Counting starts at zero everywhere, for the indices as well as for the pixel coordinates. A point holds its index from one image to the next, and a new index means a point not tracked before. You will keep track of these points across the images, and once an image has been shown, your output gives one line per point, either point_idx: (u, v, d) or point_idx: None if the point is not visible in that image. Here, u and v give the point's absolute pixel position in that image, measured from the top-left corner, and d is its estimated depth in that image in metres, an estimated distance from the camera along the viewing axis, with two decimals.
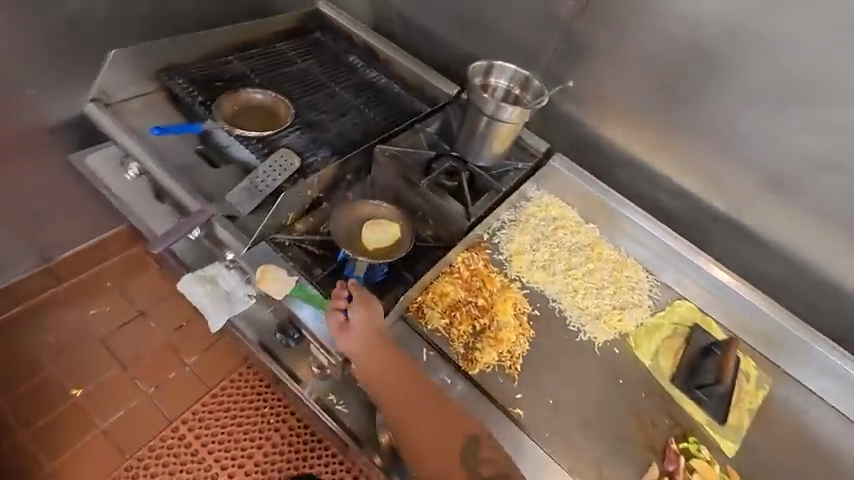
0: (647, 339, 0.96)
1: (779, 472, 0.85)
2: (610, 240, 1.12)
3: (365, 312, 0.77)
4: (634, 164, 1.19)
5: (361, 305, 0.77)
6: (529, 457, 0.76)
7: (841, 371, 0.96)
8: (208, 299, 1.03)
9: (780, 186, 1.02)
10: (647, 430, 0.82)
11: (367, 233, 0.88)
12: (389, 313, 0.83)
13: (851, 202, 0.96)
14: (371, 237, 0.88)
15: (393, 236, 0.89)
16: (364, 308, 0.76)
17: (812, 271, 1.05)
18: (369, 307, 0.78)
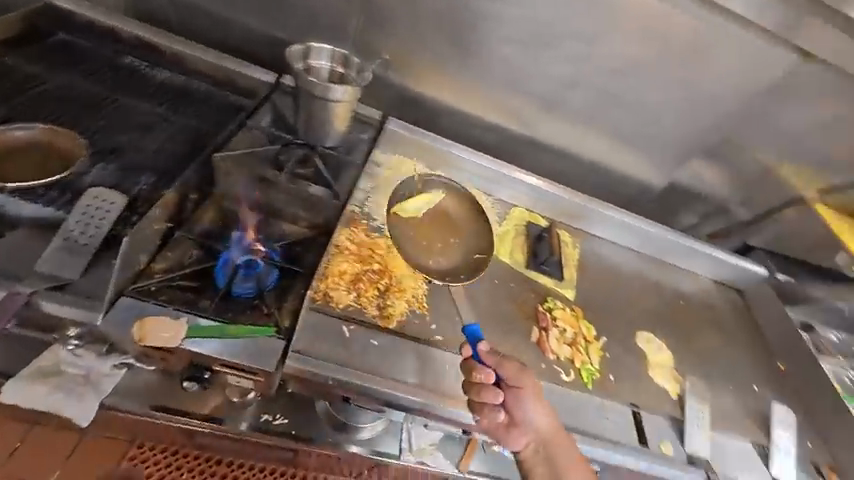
0: (503, 245, 1.24)
1: (600, 295, 1.25)
2: (455, 179, 1.34)
3: (521, 398, 0.83)
4: (453, 112, 1.39)
5: (519, 399, 0.83)
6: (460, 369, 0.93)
7: (612, 218, 1.42)
8: (57, 398, 0.82)
9: (549, 104, 1.39)
10: (523, 307, 1.11)
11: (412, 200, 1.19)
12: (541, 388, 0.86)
13: (587, 105, 1.40)
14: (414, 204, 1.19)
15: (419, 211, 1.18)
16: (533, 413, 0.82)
17: (582, 159, 1.49)
18: (531, 399, 0.83)
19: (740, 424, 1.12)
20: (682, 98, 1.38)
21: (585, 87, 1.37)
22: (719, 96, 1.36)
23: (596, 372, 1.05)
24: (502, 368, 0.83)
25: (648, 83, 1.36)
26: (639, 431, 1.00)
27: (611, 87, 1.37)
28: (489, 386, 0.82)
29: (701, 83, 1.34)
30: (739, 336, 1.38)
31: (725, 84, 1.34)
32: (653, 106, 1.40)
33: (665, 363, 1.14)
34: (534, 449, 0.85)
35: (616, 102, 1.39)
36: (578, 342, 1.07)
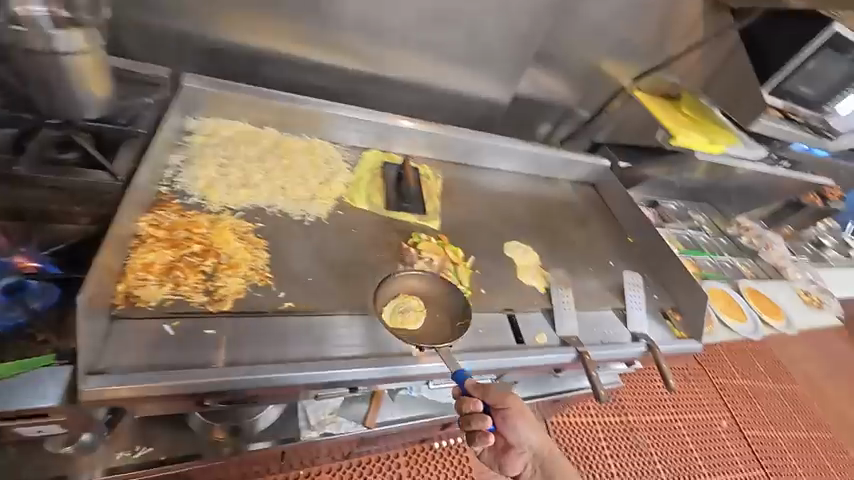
0: (358, 192, 1.16)
1: (465, 218, 1.26)
2: (292, 133, 1.21)
3: (513, 424, 0.88)
4: (268, 57, 1.28)
5: (510, 425, 0.88)
6: (321, 331, 0.86)
7: (474, 142, 1.40)
8: None
9: (370, 31, 1.32)
10: (387, 248, 1.06)
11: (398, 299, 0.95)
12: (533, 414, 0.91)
13: (410, 27, 1.35)
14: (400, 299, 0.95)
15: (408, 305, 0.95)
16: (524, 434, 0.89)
17: (421, 86, 1.47)
18: (523, 425, 0.88)
19: (601, 297, 1.26)
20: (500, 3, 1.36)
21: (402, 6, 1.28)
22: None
23: (467, 291, 1.06)
24: (488, 397, 0.85)
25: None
26: (514, 331, 1.05)
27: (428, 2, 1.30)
28: (478, 413, 0.80)
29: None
30: (595, 223, 1.53)
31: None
32: (475, 16, 1.37)
33: (532, 264, 1.21)
34: (526, 458, 1.01)
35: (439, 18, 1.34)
36: (445, 268, 1.06)
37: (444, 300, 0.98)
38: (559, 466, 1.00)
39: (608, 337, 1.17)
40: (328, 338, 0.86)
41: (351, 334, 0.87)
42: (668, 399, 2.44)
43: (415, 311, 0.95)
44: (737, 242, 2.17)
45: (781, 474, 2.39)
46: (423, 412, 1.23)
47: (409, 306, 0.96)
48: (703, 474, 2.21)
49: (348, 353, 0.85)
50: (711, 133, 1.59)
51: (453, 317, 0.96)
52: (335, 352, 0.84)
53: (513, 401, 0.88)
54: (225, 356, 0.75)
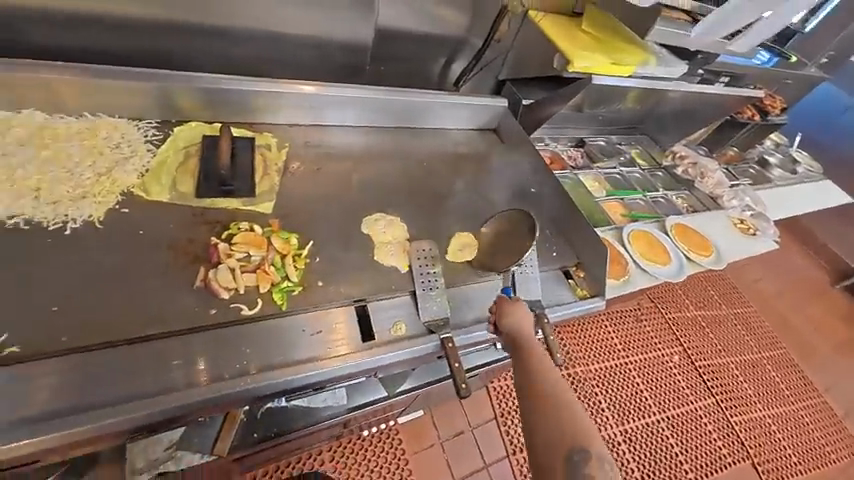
0: (157, 180, 0.92)
1: (312, 193, 1.04)
2: (64, 114, 0.94)
3: (506, 314, 0.89)
4: (31, 19, 1.01)
5: (501, 315, 0.89)
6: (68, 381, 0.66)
7: (327, 97, 1.15)
8: None
9: None
10: (187, 248, 0.84)
11: (452, 243, 1.08)
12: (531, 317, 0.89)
13: None
14: (454, 244, 1.08)
15: (458, 242, 1.08)
16: (506, 318, 0.88)
17: (252, 33, 1.20)
18: (512, 315, 0.88)
19: (484, 265, 1.08)
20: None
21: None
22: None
23: (296, 286, 0.85)
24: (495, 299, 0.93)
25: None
26: (360, 327, 0.86)
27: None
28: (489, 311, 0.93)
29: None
30: (490, 176, 1.32)
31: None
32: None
33: (393, 239, 1.01)
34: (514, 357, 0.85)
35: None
36: (264, 264, 0.85)
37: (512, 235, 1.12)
38: (542, 365, 0.80)
39: (489, 313, 0.99)
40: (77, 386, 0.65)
41: (286, 338, 0.79)
42: (618, 343, 2.38)
43: (470, 246, 1.09)
44: (673, 173, 1.99)
45: (731, 398, 2.39)
46: (299, 423, 1.07)
47: (464, 243, 1.09)
48: (654, 412, 2.19)
49: (263, 363, 0.76)
50: (615, 52, 1.35)
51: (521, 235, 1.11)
52: (219, 369, 0.73)
53: (509, 304, 0.90)
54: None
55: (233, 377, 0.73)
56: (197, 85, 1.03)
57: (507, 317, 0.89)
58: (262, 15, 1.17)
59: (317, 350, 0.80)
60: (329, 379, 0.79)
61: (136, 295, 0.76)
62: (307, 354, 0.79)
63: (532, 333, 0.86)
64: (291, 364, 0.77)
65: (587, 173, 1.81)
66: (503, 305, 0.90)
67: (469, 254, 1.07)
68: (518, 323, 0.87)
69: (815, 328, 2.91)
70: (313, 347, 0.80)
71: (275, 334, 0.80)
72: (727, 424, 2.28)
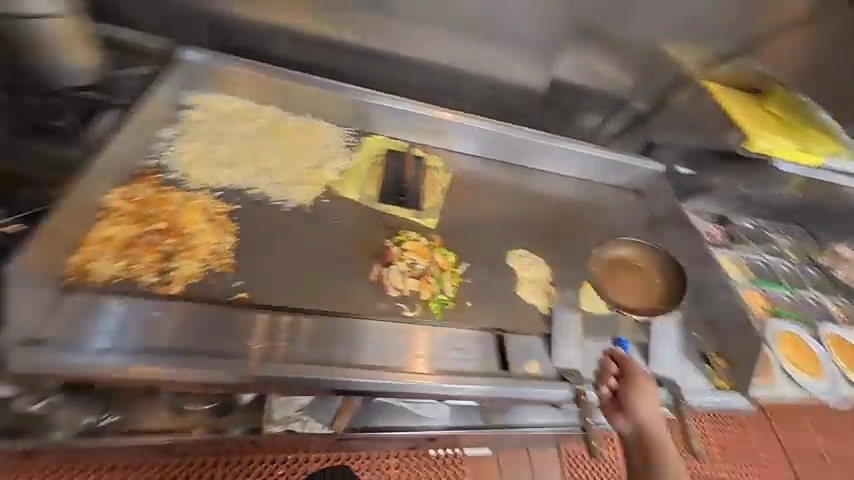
0: (351, 180, 1.08)
1: (470, 218, 1.12)
2: (292, 112, 1.15)
3: (642, 392, 0.84)
4: (275, 32, 1.16)
5: (636, 390, 0.84)
6: (269, 336, 0.77)
7: (497, 134, 1.22)
8: None
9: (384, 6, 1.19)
10: (367, 244, 0.96)
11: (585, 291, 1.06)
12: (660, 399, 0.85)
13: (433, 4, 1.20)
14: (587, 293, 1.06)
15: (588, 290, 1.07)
16: (644, 399, 0.83)
17: (440, 68, 1.29)
18: (648, 395, 0.84)
19: (621, 327, 1.05)
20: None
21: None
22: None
23: (450, 301, 0.92)
24: (628, 366, 0.88)
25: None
26: (497, 355, 0.90)
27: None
28: (610, 372, 0.88)
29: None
30: (634, 237, 1.28)
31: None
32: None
33: (536, 279, 1.04)
34: (631, 432, 0.83)
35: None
36: (427, 274, 0.93)
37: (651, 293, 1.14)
38: (668, 457, 0.80)
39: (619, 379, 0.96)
40: (274, 339, 0.77)
41: (374, 341, 0.82)
42: None
43: (602, 298, 1.08)
44: (830, 276, 1.74)
45: None
46: (400, 426, 1.12)
47: (597, 294, 1.07)
48: None
49: (349, 359, 0.78)
50: (801, 137, 1.29)
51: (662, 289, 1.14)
52: (313, 352, 0.78)
53: (646, 383, 0.85)
54: (168, 340, 0.72)
55: (319, 364, 0.75)
56: (394, 106, 1.18)
57: (639, 395, 0.84)
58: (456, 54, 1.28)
59: (398, 361, 0.82)
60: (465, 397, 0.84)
61: (327, 274, 0.89)
62: (389, 362, 0.81)
63: (658, 418, 0.84)
64: (372, 367, 0.79)
65: (733, 256, 1.60)
66: (635, 378, 0.86)
67: (605, 306, 1.06)
68: (650, 406, 0.83)
69: None
70: (394, 358, 0.82)
71: (425, 343, 0.86)
72: None
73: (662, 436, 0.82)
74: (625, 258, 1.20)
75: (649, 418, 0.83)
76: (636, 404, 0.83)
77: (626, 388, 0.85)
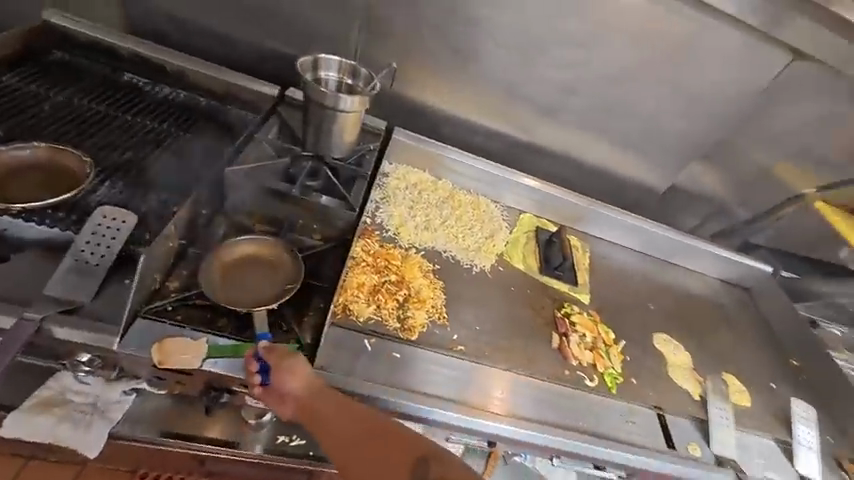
0: (516, 251, 1.24)
1: (613, 298, 1.25)
2: (462, 187, 1.35)
3: (279, 373, 0.70)
4: (454, 121, 1.39)
5: (275, 371, 0.71)
6: (472, 377, 0.90)
7: (627, 223, 1.42)
8: (64, 427, 0.70)
9: (551, 110, 1.39)
10: (542, 311, 1.10)
11: (729, 385, 1.15)
12: (335, 394, 0.71)
13: (592, 112, 1.39)
14: (731, 388, 1.15)
15: (730, 383, 1.16)
16: (280, 373, 0.70)
17: (584, 163, 1.48)
18: (285, 365, 0.71)
19: (760, 420, 1.12)
20: (687, 98, 1.36)
21: (587, 91, 1.36)
22: (720, 95, 1.36)
23: (619, 376, 1.03)
24: (265, 354, 0.71)
25: (653, 82, 1.34)
26: (665, 433, 0.99)
27: (617, 86, 1.35)
28: (254, 377, 0.72)
29: (702, 80, 1.33)
30: (752, 334, 1.37)
31: (726, 81, 1.33)
32: (655, 107, 1.38)
33: (684, 364, 1.14)
34: (300, 417, 0.71)
35: (620, 100, 1.37)
36: (598, 347, 1.06)
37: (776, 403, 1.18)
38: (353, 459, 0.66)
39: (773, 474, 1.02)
40: (477, 383, 0.90)
41: (439, 373, 0.87)
42: None
43: (741, 390, 1.16)
44: None
45: None
46: None
47: (734, 386, 1.16)
48: None
49: (422, 387, 0.85)
50: None
51: (774, 395, 1.20)
52: (394, 379, 0.84)
53: (284, 367, 0.70)
54: (417, 379, 0.85)
55: (399, 390, 0.82)
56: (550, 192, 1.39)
57: (280, 374, 0.70)
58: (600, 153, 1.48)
59: (468, 396, 0.88)
60: (642, 468, 0.92)
61: (516, 337, 1.02)
62: (460, 397, 0.86)
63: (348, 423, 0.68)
64: (441, 398, 0.85)
65: None
66: (275, 360, 0.71)
67: (743, 398, 1.14)
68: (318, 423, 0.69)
69: None
70: (462, 392, 0.87)
71: (602, 410, 0.97)
72: None
73: (327, 396, 0.71)
74: (253, 257, 0.87)
75: (312, 390, 0.71)
76: (283, 386, 0.70)
77: (266, 365, 0.71)
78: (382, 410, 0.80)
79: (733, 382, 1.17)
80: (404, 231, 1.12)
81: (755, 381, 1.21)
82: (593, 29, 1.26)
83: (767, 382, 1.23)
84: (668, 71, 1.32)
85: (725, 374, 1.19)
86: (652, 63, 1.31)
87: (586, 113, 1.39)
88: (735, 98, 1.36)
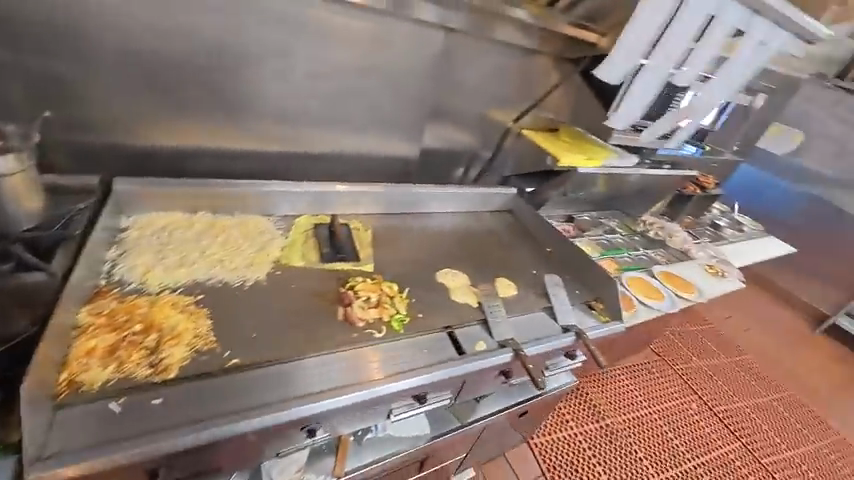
0: (294, 252, 1.29)
1: (396, 257, 1.40)
2: (223, 212, 1.33)
3: None
4: (193, 153, 1.40)
5: None
6: (360, 359, 1.02)
7: (395, 194, 1.59)
8: None
9: (284, 118, 1.48)
10: (326, 294, 1.17)
11: (498, 286, 1.41)
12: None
13: (322, 111, 1.53)
14: (501, 287, 1.41)
15: (501, 284, 1.42)
16: None
17: (337, 156, 1.65)
18: None
19: (527, 300, 1.42)
20: (394, 78, 1.59)
21: (309, 93, 1.48)
22: (418, 69, 1.62)
23: (406, 316, 1.17)
24: None
25: (360, 72, 1.53)
26: (453, 344, 1.16)
27: (331, 83, 1.50)
28: None
29: (398, 61, 1.56)
30: (510, 241, 1.75)
31: (417, 57, 1.58)
32: (372, 91, 1.59)
33: (462, 284, 1.36)
34: None
35: (341, 94, 1.53)
36: (382, 301, 1.17)
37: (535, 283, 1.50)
38: None
39: (542, 335, 1.29)
40: (365, 363, 1.01)
41: (327, 371, 0.96)
42: (634, 391, 2.60)
43: (508, 284, 1.44)
44: (646, 236, 2.48)
45: (754, 439, 2.52)
46: (387, 454, 1.23)
47: (503, 285, 1.43)
48: (689, 460, 2.28)
49: (314, 388, 0.92)
50: (589, 150, 1.94)
51: (534, 279, 1.53)
52: (284, 393, 0.89)
53: None
54: (191, 413, 0.80)
55: (299, 397, 0.88)
56: (327, 189, 1.47)
57: None
58: (350, 143, 1.65)
59: (359, 376, 0.98)
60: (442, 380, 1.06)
61: (302, 328, 1.05)
62: (350, 380, 0.96)
63: None
64: (334, 389, 0.93)
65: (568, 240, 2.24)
66: None
67: (512, 289, 1.42)
68: None
69: (799, 366, 3.38)
70: (353, 375, 0.97)
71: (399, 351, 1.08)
72: (757, 466, 2.36)
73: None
74: None
75: None
76: None
77: None
78: (278, 425, 0.84)
79: (502, 283, 1.44)
80: (152, 277, 1.04)
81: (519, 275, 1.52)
82: (284, 38, 1.36)
83: (527, 272, 1.57)
84: (368, 60, 1.51)
85: (498, 278, 1.46)
86: (352, 58, 1.49)
87: (317, 113, 1.53)
88: (431, 70, 1.64)
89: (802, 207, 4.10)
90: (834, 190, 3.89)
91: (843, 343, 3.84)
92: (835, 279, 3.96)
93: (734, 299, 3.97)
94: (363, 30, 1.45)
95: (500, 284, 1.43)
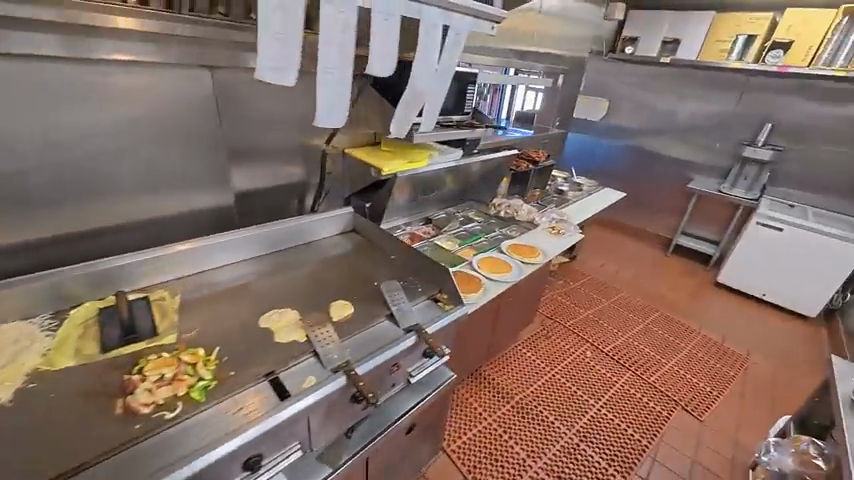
0: (63, 352, 1.07)
1: (209, 315, 1.28)
2: None
3: None
4: None
5: None
6: (244, 398, 1.00)
7: (204, 247, 1.48)
8: None
9: (29, 200, 1.25)
10: (102, 390, 0.97)
11: (332, 311, 1.34)
12: None
13: (83, 181, 1.33)
14: (335, 311, 1.34)
15: (335, 307, 1.36)
16: None
17: (124, 225, 1.46)
18: None
19: (366, 314, 1.36)
20: (168, 127, 1.45)
21: (49, 167, 1.26)
22: (192, 115, 1.50)
23: (211, 381, 1.02)
24: None
25: (116, 130, 1.35)
26: (276, 390, 1.05)
27: (78, 149, 1.29)
28: None
29: (166, 109, 1.43)
30: (352, 260, 1.72)
31: (186, 100, 1.47)
32: (142, 148, 1.42)
33: (288, 322, 1.26)
34: None
35: (98, 159, 1.34)
36: (177, 374, 1.01)
37: (375, 295, 1.46)
38: None
39: (381, 345, 1.25)
40: (250, 399, 1.00)
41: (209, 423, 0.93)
42: (536, 359, 2.75)
43: (344, 304, 1.38)
44: (498, 217, 2.69)
45: (640, 363, 2.84)
46: None
47: (340, 306, 1.37)
48: (593, 404, 2.45)
49: (200, 443, 0.88)
50: (407, 154, 2.01)
51: (375, 290, 1.49)
52: (167, 459, 0.84)
53: None
54: None
55: (184, 457, 0.84)
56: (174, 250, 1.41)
57: None
58: (136, 208, 1.47)
59: (246, 414, 0.97)
60: (260, 434, 0.94)
61: (58, 443, 0.85)
62: (238, 421, 0.94)
63: None
64: (221, 436, 0.90)
65: (426, 244, 2.29)
66: None
67: (348, 309, 1.36)
68: None
69: (663, 287, 3.95)
70: (239, 416, 0.96)
71: (203, 423, 0.93)
72: (649, 386, 2.64)
73: None
74: None
75: None
76: None
77: None
78: None
79: (337, 305, 1.37)
80: None
81: (358, 292, 1.47)
82: None
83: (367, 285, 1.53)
84: (121, 115, 1.34)
85: (333, 303, 1.39)
86: (97, 117, 1.30)
87: (73, 186, 1.32)
88: (208, 113, 1.53)
89: (626, 157, 4.89)
90: (643, 138, 4.72)
91: (690, 257, 4.60)
92: (668, 208, 4.76)
93: (601, 249, 4.55)
94: (97, 86, 1.28)
95: (335, 307, 1.36)
